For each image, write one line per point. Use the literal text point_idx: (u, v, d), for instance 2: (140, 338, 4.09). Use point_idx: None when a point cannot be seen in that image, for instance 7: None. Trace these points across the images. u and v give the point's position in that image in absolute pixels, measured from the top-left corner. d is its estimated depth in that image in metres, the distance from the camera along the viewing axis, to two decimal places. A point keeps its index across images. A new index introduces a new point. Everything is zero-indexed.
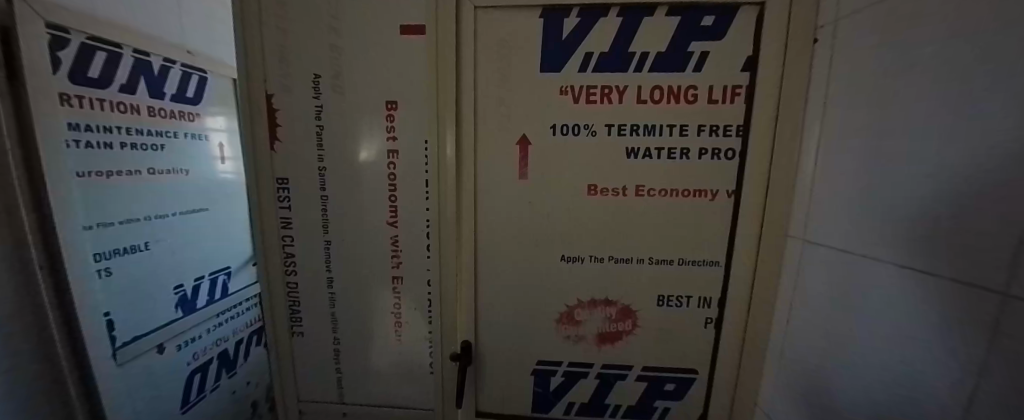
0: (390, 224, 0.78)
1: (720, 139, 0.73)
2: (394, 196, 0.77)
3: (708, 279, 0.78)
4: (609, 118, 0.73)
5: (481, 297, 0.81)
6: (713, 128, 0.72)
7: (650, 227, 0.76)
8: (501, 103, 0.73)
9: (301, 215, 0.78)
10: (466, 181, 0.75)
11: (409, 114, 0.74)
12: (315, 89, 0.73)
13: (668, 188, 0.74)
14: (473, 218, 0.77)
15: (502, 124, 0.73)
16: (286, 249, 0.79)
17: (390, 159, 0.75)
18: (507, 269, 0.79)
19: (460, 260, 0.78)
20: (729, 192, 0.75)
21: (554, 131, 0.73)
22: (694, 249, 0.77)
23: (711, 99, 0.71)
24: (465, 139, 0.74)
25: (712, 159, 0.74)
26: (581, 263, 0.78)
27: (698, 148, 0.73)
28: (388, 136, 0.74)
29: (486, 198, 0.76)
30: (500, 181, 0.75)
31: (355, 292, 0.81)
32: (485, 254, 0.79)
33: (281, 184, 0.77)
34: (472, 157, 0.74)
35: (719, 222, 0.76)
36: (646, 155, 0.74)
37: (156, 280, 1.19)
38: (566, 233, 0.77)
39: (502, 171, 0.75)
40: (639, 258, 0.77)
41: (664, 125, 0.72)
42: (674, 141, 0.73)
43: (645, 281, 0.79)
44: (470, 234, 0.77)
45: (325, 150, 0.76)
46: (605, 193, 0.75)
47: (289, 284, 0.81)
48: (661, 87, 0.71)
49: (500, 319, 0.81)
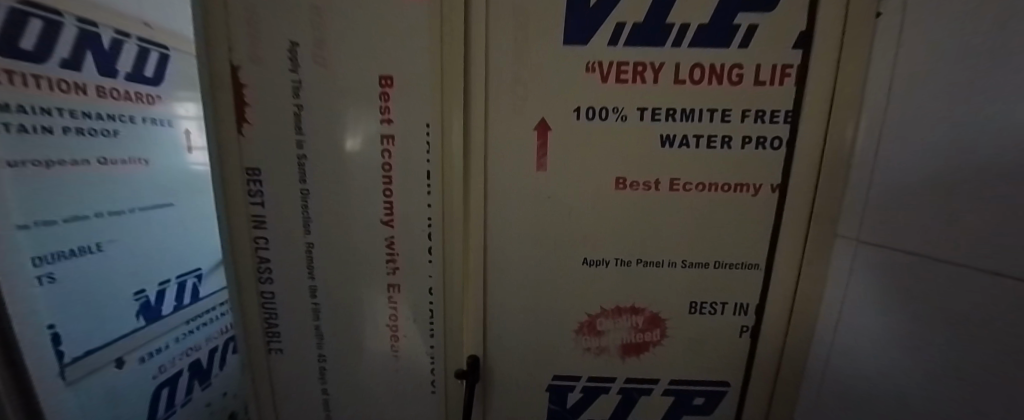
0: (386, 222, 0.66)
1: (767, 126, 0.64)
2: (390, 191, 0.65)
3: (746, 283, 0.70)
4: (641, 101, 0.63)
5: (491, 306, 0.71)
6: (759, 113, 0.63)
7: (684, 227, 0.67)
8: (517, 82, 0.62)
9: (276, 212, 0.66)
10: (476, 173, 0.64)
11: (406, 92, 0.62)
12: (292, 61, 0.61)
13: (707, 182, 0.65)
14: (483, 216, 0.66)
15: (518, 106, 0.63)
16: (260, 253, 0.67)
17: (385, 147, 0.63)
18: (522, 275, 0.69)
19: (467, 264, 0.68)
20: (774, 186, 0.66)
21: (578, 115, 0.63)
22: (732, 251, 0.68)
23: (758, 81, 0.62)
24: (474, 124, 0.63)
25: (756, 149, 0.65)
26: (606, 266, 0.69)
27: (741, 136, 0.64)
28: (383, 118, 0.62)
29: (498, 193, 0.66)
30: (515, 174, 0.65)
31: (342, 303, 0.70)
32: (495, 257, 0.68)
33: (251, 176, 0.65)
34: (483, 144, 0.63)
35: (760, 220, 0.67)
36: (683, 144, 0.64)
37: (111, 287, 1.05)
38: (590, 233, 0.67)
39: (517, 162, 0.64)
40: (671, 260, 0.69)
41: (704, 109, 0.63)
42: (714, 128, 0.64)
43: (676, 286, 0.70)
44: (479, 235, 0.67)
45: (305, 135, 0.63)
46: (635, 186, 0.66)
47: (264, 294, 0.69)
48: (702, 65, 0.62)
49: (513, 331, 0.72)
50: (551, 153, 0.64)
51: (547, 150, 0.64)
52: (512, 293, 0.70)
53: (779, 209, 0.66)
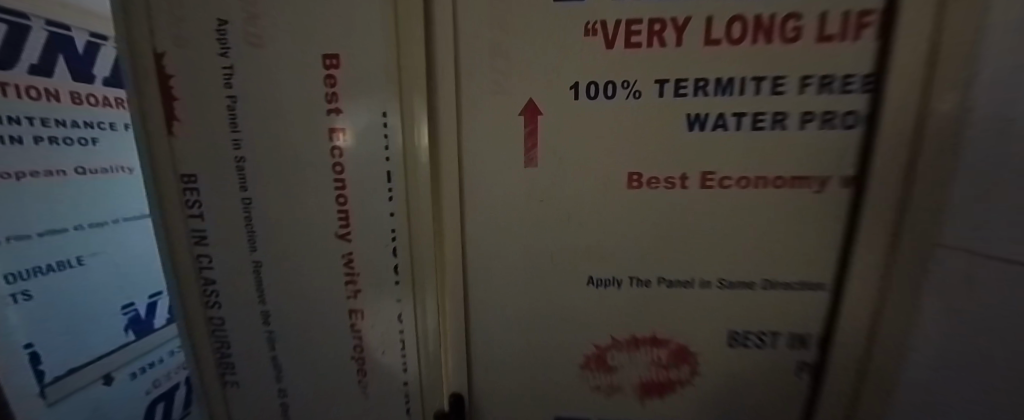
0: (342, 236, 0.54)
1: (836, 98, 0.46)
2: (343, 198, 0.52)
3: (805, 308, 0.53)
4: (659, 71, 0.47)
5: (475, 335, 0.58)
6: (825, 80, 0.46)
7: (720, 236, 0.52)
8: (497, 55, 0.48)
9: (217, 226, 0.55)
10: (448, 173, 0.51)
11: (356, 73, 0.49)
12: (223, 42, 0.50)
13: (752, 176, 0.49)
14: (460, 226, 0.53)
15: (498, 85, 0.49)
16: (203, 273, 0.58)
17: (334, 142, 0.51)
18: (512, 297, 0.56)
19: (443, 286, 0.56)
20: (847, 180, 0.48)
21: (577, 94, 0.49)
22: (786, 266, 0.52)
23: (822, 36, 0.45)
24: (444, 110, 0.50)
25: (822, 129, 0.47)
26: (617, 287, 0.55)
27: (800, 112, 0.47)
28: (330, 108, 0.50)
29: (478, 197, 0.53)
30: (499, 172, 0.51)
31: (297, 333, 0.58)
32: (478, 276, 0.56)
33: (187, 183, 0.55)
34: (456, 136, 0.50)
35: (826, 226, 0.50)
36: (718, 126, 0.48)
37: (97, 301, 1.00)
38: (595, 245, 0.53)
39: (500, 157, 0.51)
40: (704, 280, 0.53)
41: (746, 77, 0.46)
42: (762, 103, 0.47)
43: (711, 312, 0.54)
44: (456, 249, 0.54)
45: (241, 133, 0.52)
46: (654, 184, 0.51)
47: (213, 319, 0.59)
48: (743, 17, 0.45)
49: (504, 365, 0.59)
50: (543, 144, 0.50)
51: (538, 140, 0.50)
52: (501, 319, 0.57)
53: (855, 212, 0.48)
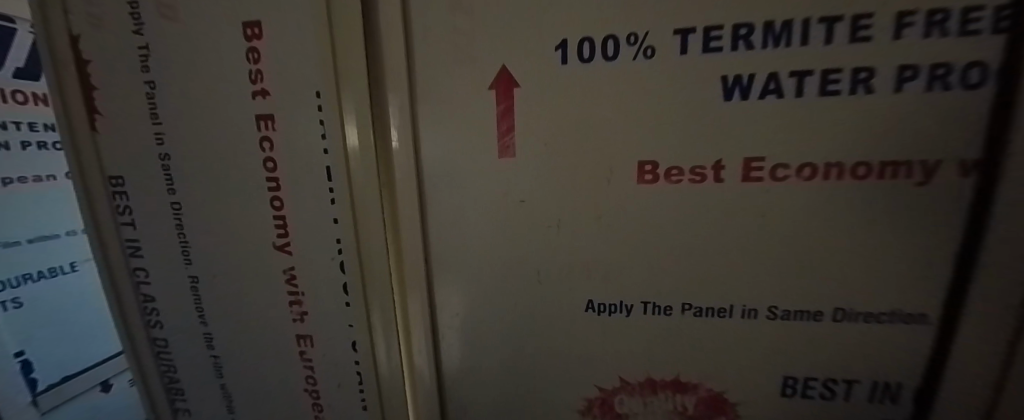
0: (281, 247, 0.45)
1: (951, 44, 0.30)
2: (279, 201, 0.43)
3: (891, 346, 0.38)
4: (679, 18, 0.34)
5: (448, 369, 0.47)
6: (934, 18, 0.30)
7: (767, 247, 0.38)
8: (454, 11, 0.36)
9: (150, 236, 0.48)
10: (401, 169, 0.41)
11: (283, 46, 0.39)
12: (135, 16, 0.42)
13: (816, 165, 0.35)
14: (422, 235, 0.43)
15: (460, 51, 0.37)
16: (142, 289, 0.51)
17: (264, 133, 0.42)
18: (488, 325, 0.45)
19: (406, 309, 0.46)
20: (971, 166, 0.32)
21: (565, 56, 0.36)
22: (864, 290, 0.37)
23: None
24: (392, 88, 0.39)
25: (927, 92, 0.32)
26: (625, 315, 0.43)
27: (894, 67, 0.31)
28: (256, 89, 0.41)
29: (442, 198, 0.41)
30: (463, 166, 0.40)
31: (245, 359, 0.50)
32: (447, 297, 0.45)
33: (116, 187, 0.47)
34: (409, 120, 0.39)
35: (927, 236, 0.35)
36: (767, 93, 0.34)
37: (84, 313, 1.09)
38: (593, 259, 0.41)
39: (464, 147, 0.40)
40: (745, 308, 0.40)
41: (810, 18, 0.32)
42: (833, 56, 0.32)
43: (752, 347, 0.41)
44: (419, 263, 0.43)
45: (163, 126, 0.44)
46: (675, 177, 0.38)
47: (157, 341, 0.53)
48: None
49: (485, 406, 0.48)
50: (521, 127, 0.38)
51: (514, 122, 0.38)
52: (477, 351, 0.46)
53: (977, 214, 0.33)
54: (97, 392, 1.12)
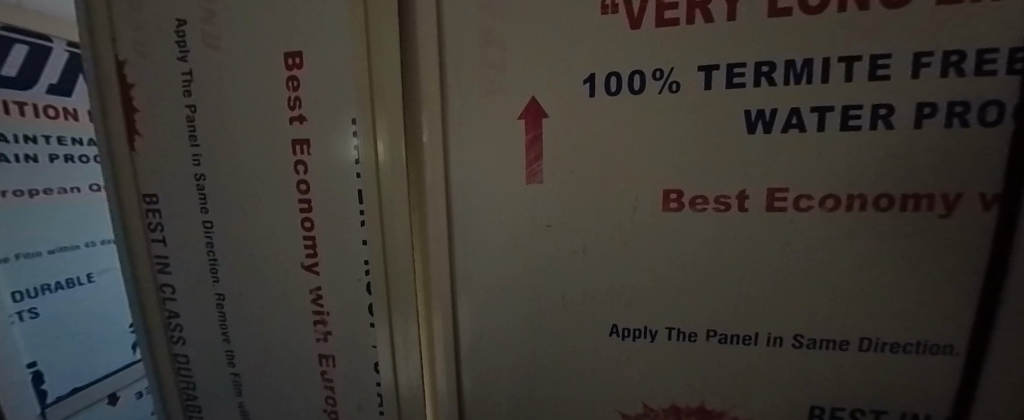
0: (309, 266, 0.46)
1: (968, 83, 0.31)
2: (310, 222, 0.45)
3: (919, 379, 0.38)
4: (703, 55, 0.35)
5: (468, 392, 0.47)
6: (950, 58, 0.31)
7: (791, 276, 0.38)
8: (488, 45, 0.38)
9: (180, 254, 0.49)
10: (432, 194, 0.42)
11: (321, 74, 0.41)
12: (181, 44, 0.44)
13: (841, 196, 0.36)
14: (449, 257, 0.44)
15: (493, 81, 0.39)
16: (167, 304, 0.52)
17: (298, 156, 0.43)
18: (511, 349, 0.45)
19: (429, 330, 0.46)
20: (994, 201, 0.32)
21: (593, 89, 0.38)
22: (888, 320, 0.37)
23: None
24: (425, 117, 0.40)
25: (949, 129, 0.32)
26: (649, 341, 0.43)
27: (913, 103, 0.33)
28: (293, 115, 0.42)
29: (469, 221, 0.42)
30: (490, 191, 0.41)
31: (265, 378, 0.51)
32: (470, 320, 0.45)
33: (149, 205, 0.49)
34: (440, 146, 0.41)
35: (956, 271, 0.35)
36: (789, 126, 0.35)
37: (96, 324, 1.10)
38: (618, 285, 0.42)
39: (493, 173, 0.41)
40: (770, 335, 0.40)
41: (829, 58, 0.33)
42: (853, 92, 0.34)
43: (778, 376, 0.41)
44: (444, 285, 0.44)
45: (201, 147, 0.46)
46: (699, 206, 0.39)
47: (178, 356, 0.53)
48: None
49: None
50: (548, 153, 0.40)
51: (542, 150, 0.40)
52: (500, 375, 0.46)
53: (1003, 247, 0.33)
54: (104, 404, 1.12)
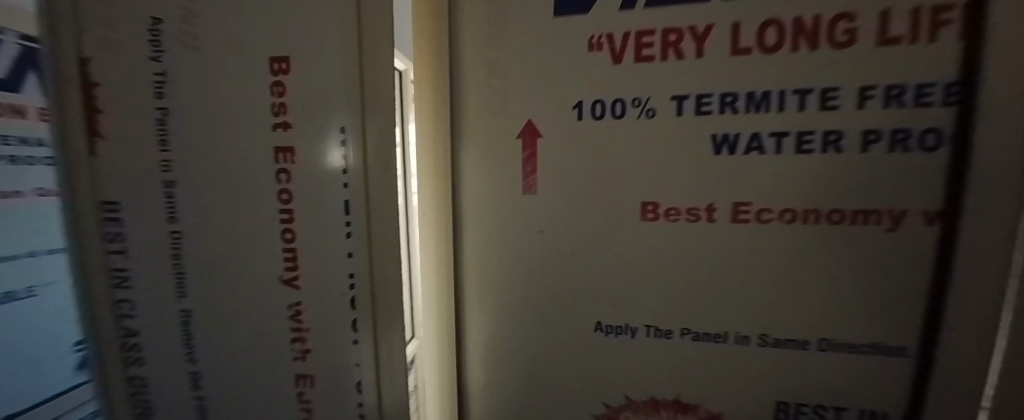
0: (287, 281, 0.44)
1: (910, 112, 0.38)
2: (291, 233, 0.42)
3: (873, 377, 0.44)
4: (677, 87, 0.43)
5: (474, 363, 0.57)
6: (892, 91, 0.38)
7: (755, 281, 0.45)
8: (493, 78, 0.48)
9: (148, 268, 0.44)
10: (450, 198, 0.53)
11: (312, 82, 0.40)
12: (154, 43, 0.41)
13: (801, 208, 0.42)
14: (460, 249, 0.54)
15: (497, 106, 0.48)
16: (125, 325, 0.45)
17: (282, 164, 0.41)
18: (510, 328, 0.54)
19: (446, 309, 0.57)
20: (935, 216, 0.39)
21: (581, 113, 0.46)
22: (851, 321, 0.43)
23: (884, 39, 0.37)
24: (447, 136, 0.51)
25: (893, 151, 0.39)
26: (631, 337, 0.50)
27: (861, 130, 0.39)
28: (277, 121, 0.41)
29: (477, 220, 0.52)
30: (494, 199, 0.50)
31: (233, 401, 0.47)
32: (475, 301, 0.56)
33: (111, 212, 0.43)
34: (456, 160, 0.52)
35: (897, 275, 0.41)
36: (751, 149, 0.42)
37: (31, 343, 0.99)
38: (602, 280, 0.49)
39: (496, 181, 0.50)
40: (739, 334, 0.47)
41: (784, 91, 0.40)
42: (807, 120, 0.40)
43: (746, 373, 0.47)
44: (456, 271, 0.55)
45: (172, 152, 0.42)
46: (673, 216, 0.45)
47: (135, 383, 0.46)
48: (780, 21, 0.39)
49: (504, 397, 0.57)
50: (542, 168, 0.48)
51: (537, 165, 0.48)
52: (501, 349, 0.56)
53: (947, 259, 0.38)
54: None
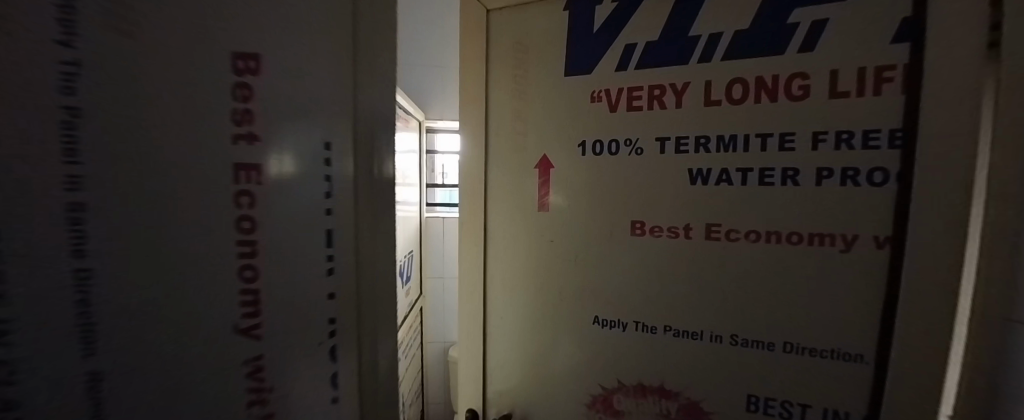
0: (243, 332, 0.31)
1: (861, 152, 0.65)
2: (250, 272, 0.31)
3: (802, 364, 0.73)
4: (663, 131, 0.81)
5: (500, 304, 1.02)
6: (845, 135, 0.66)
7: (732, 275, 0.77)
8: (518, 144, 0.95)
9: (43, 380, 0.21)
10: (484, 213, 1.01)
11: (290, 92, 0.34)
12: None
13: (762, 231, 0.74)
14: (488, 238, 1.02)
15: (525, 154, 0.95)
16: None
17: (243, 185, 0.30)
18: (524, 279, 0.99)
19: (483, 272, 1.03)
20: (849, 242, 0.68)
21: (585, 151, 0.89)
22: (777, 304, 0.74)
23: (839, 92, 0.66)
24: (491, 176, 1.00)
25: (845, 182, 0.67)
26: (622, 329, 0.89)
27: (817, 168, 0.69)
28: (239, 132, 0.30)
29: (501, 221, 1.00)
30: (519, 205, 0.97)
31: None
32: (492, 270, 1.03)
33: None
34: (490, 192, 1.00)
35: (832, 271, 0.69)
36: (723, 179, 0.76)
37: None
38: (582, 246, 0.91)
39: (517, 199, 0.97)
40: (709, 334, 0.80)
41: (749, 135, 0.73)
42: (768, 157, 0.72)
43: (719, 357, 0.80)
44: (488, 251, 1.02)
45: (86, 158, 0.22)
46: (656, 231, 0.83)
47: None
48: (744, 80, 0.73)
49: (524, 324, 1.00)
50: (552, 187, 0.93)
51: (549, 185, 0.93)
52: (519, 294, 1.00)
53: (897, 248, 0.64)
54: None
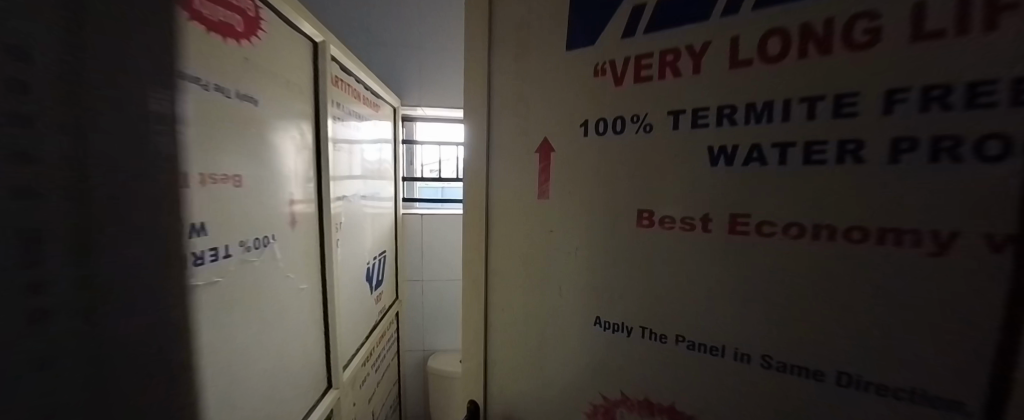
0: None
1: (961, 114, 0.46)
2: None
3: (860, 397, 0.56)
4: (677, 104, 0.65)
5: (500, 303, 0.94)
6: (935, 93, 0.47)
7: (765, 280, 0.61)
8: (518, 127, 0.86)
9: None
10: (485, 203, 0.93)
11: None
12: None
13: (806, 225, 0.57)
14: (490, 232, 0.94)
15: (525, 138, 0.85)
16: None
17: None
18: (525, 278, 0.89)
19: (484, 268, 0.96)
20: (937, 240, 0.49)
21: (587, 131, 0.76)
22: (828, 319, 0.56)
23: (926, 33, 0.47)
24: (492, 164, 0.92)
25: (932, 158, 0.48)
26: (627, 335, 0.75)
27: (890, 139, 0.50)
28: None
29: (502, 213, 0.91)
30: (519, 195, 0.87)
31: None
32: (494, 266, 0.95)
33: None
34: (491, 181, 0.92)
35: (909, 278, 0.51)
36: (753, 158, 0.59)
37: None
38: (585, 242, 0.78)
39: (517, 188, 0.87)
40: (734, 351, 0.65)
41: (790, 99, 0.56)
42: (818, 127, 0.54)
43: (745, 380, 0.64)
44: (489, 245, 0.94)
45: None
46: (668, 224, 0.68)
47: None
48: (785, 31, 0.56)
49: (522, 326, 0.90)
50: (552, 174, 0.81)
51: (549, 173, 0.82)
52: (520, 293, 0.90)
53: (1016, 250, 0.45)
54: None
